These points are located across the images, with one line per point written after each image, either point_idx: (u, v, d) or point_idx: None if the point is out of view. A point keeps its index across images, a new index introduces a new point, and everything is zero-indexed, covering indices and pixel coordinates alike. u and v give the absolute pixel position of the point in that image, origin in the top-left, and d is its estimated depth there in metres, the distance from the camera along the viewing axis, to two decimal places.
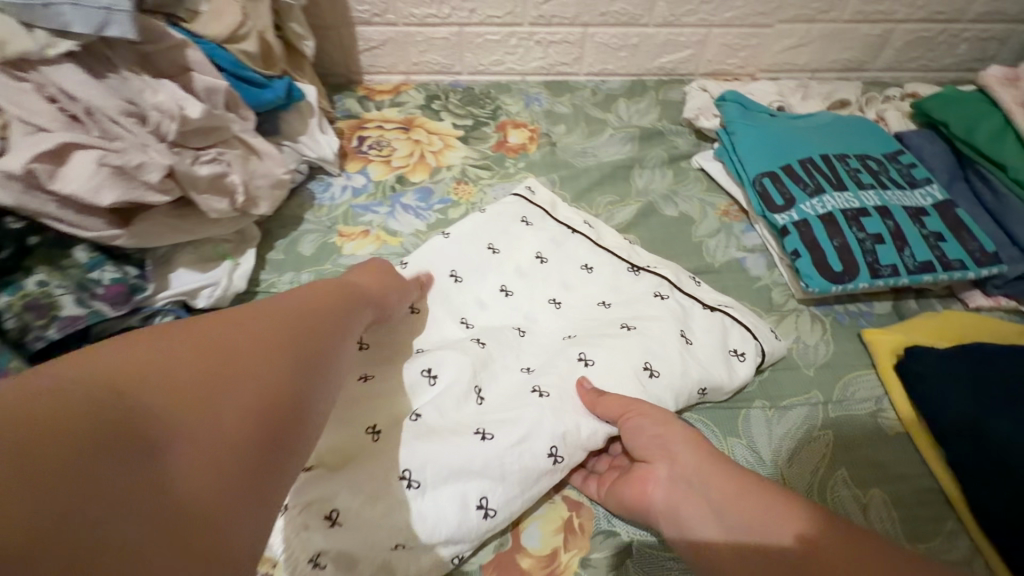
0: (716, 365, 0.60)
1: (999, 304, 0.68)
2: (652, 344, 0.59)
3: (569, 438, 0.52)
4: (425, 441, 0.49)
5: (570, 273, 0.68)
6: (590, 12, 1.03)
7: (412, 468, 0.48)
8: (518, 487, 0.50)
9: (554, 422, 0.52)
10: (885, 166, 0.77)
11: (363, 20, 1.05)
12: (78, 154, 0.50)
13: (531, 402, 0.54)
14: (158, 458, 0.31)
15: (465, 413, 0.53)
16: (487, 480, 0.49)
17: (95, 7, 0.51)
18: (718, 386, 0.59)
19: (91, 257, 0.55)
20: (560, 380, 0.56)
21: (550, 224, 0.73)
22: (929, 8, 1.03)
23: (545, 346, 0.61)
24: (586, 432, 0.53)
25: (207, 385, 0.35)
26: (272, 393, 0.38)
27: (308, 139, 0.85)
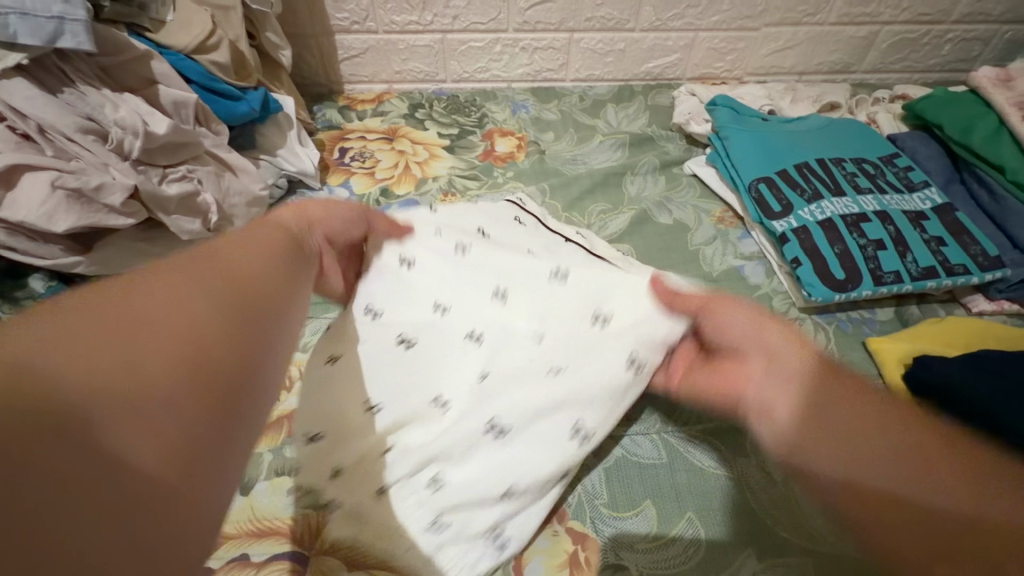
0: None
1: (1002, 308, 0.66)
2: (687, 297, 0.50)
3: (648, 342, 0.47)
4: (492, 384, 0.46)
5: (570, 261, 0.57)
6: (575, 17, 1.01)
7: (496, 416, 0.45)
8: (609, 402, 0.46)
9: (628, 336, 0.47)
10: (881, 169, 0.75)
11: (342, 28, 1.01)
12: (29, 177, 0.46)
13: (594, 334, 0.48)
14: (115, 429, 0.24)
15: (526, 351, 0.48)
16: (576, 405, 0.46)
17: (45, 17, 0.47)
18: None
19: (48, 287, 0.52)
20: (622, 301, 0.49)
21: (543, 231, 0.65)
22: (913, 10, 1.03)
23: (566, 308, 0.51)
24: (664, 331, 0.47)
25: (161, 339, 0.28)
26: (225, 329, 0.31)
27: (287, 152, 0.81)
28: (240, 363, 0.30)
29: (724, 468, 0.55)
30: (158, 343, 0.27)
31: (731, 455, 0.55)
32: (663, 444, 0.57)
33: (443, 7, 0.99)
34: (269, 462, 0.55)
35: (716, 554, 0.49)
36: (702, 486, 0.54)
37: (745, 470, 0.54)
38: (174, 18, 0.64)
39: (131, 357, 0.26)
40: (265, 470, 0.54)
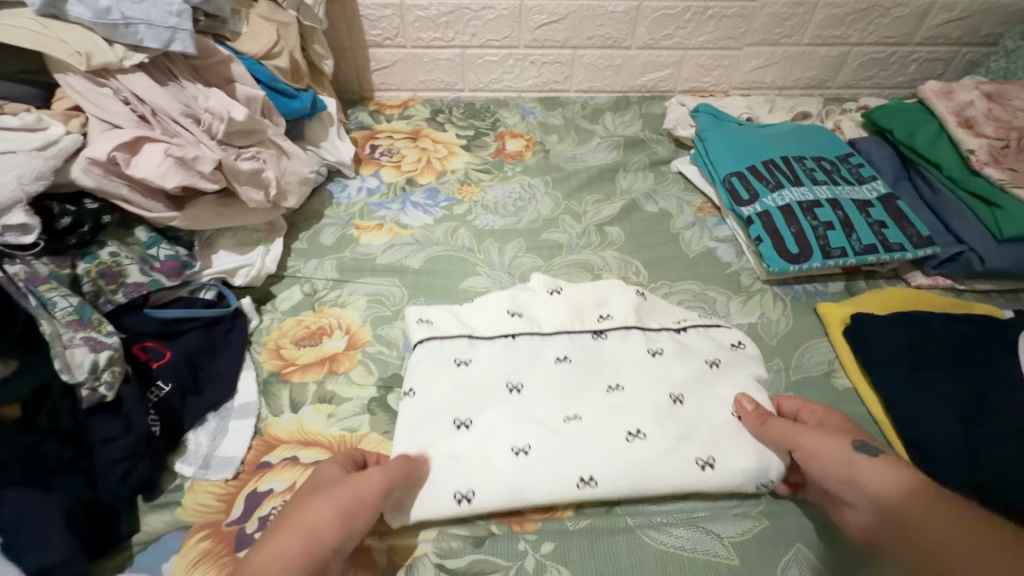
0: (706, 399, 0.61)
1: (937, 283, 0.78)
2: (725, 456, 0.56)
3: (700, 445, 0.57)
4: (612, 463, 0.55)
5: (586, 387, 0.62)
6: (578, 36, 1.16)
7: (596, 471, 0.55)
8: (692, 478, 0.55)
9: (686, 454, 0.56)
10: (837, 166, 0.87)
11: (375, 43, 1.17)
12: (148, 146, 0.60)
13: (684, 463, 0.56)
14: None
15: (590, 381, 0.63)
16: (660, 413, 0.59)
17: (164, 27, 0.61)
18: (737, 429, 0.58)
19: (150, 236, 0.65)
20: (671, 451, 0.56)
21: (534, 301, 0.70)
22: (880, 33, 1.16)
23: (608, 404, 0.60)
24: (730, 472, 0.55)
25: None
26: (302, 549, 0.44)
27: (329, 144, 0.95)
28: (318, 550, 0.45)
29: None
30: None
31: None
32: None
33: (465, 25, 1.14)
34: (313, 392, 0.65)
35: None
36: None
37: None
38: (247, 31, 0.79)
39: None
40: (310, 396, 0.65)
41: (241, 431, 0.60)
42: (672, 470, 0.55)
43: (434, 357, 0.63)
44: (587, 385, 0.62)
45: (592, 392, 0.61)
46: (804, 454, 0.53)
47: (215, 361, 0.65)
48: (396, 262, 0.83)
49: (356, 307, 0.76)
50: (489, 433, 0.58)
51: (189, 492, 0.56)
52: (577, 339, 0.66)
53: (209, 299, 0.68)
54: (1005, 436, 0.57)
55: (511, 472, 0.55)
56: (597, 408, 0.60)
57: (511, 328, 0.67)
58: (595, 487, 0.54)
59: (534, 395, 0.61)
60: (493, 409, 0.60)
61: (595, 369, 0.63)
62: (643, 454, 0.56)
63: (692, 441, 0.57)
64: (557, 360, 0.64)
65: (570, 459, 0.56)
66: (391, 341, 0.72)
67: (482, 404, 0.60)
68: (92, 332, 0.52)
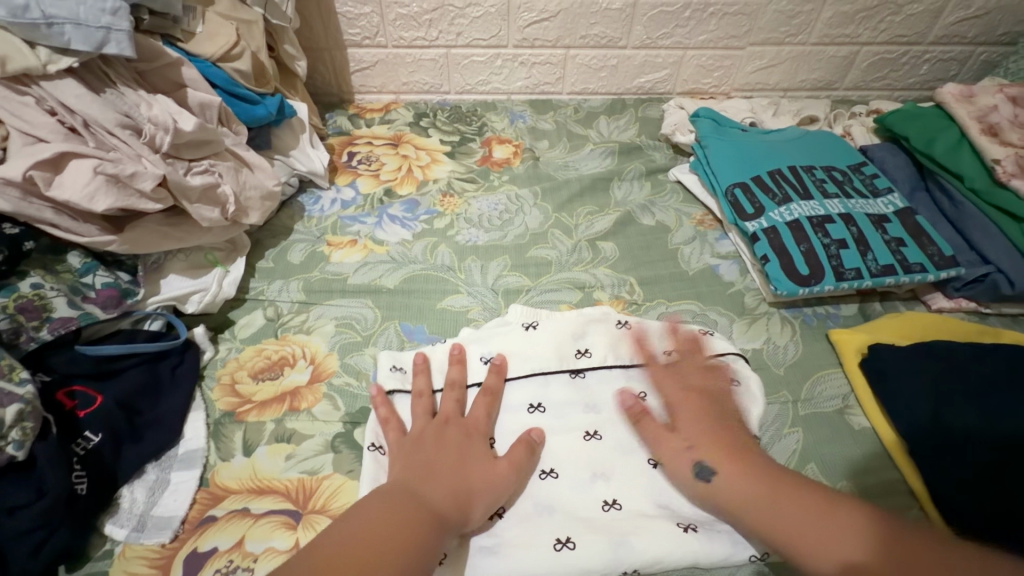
0: None
1: (959, 305, 0.71)
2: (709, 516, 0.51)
3: (682, 507, 0.52)
4: (588, 530, 0.50)
5: (567, 438, 0.56)
6: (571, 35, 1.09)
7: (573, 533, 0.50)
8: (674, 544, 0.49)
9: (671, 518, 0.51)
10: (848, 176, 0.81)
11: (355, 42, 1.10)
12: (75, 163, 0.53)
13: (670, 527, 0.50)
14: (391, 510, 0.44)
15: (570, 433, 0.57)
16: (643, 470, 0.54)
17: (95, 26, 0.54)
18: None
19: (85, 262, 0.57)
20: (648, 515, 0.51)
21: (511, 344, 0.62)
22: (891, 31, 1.09)
23: (584, 459, 0.55)
24: (724, 545, 0.49)
25: (432, 488, 0.47)
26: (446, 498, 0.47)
27: (300, 153, 0.88)
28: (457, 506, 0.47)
29: None
30: (422, 495, 0.46)
31: None
32: None
33: (450, 24, 1.07)
34: (271, 431, 0.58)
35: None
36: None
37: None
38: (203, 30, 0.71)
39: (418, 490, 0.47)
40: (266, 437, 0.58)
41: (183, 485, 0.53)
42: (655, 539, 0.49)
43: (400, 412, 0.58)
44: (567, 435, 0.57)
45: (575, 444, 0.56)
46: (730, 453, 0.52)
47: (159, 403, 0.58)
48: (367, 283, 0.76)
49: (323, 333, 0.69)
50: None
51: (119, 560, 0.48)
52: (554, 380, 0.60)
53: (154, 331, 0.61)
54: None
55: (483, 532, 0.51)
56: (574, 462, 0.55)
57: (480, 376, 0.60)
58: (571, 549, 0.49)
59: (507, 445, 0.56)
60: None
61: (575, 415, 0.58)
62: (619, 522, 0.51)
63: (676, 501, 0.52)
64: (530, 409, 0.58)
65: (546, 520, 0.51)
66: (359, 372, 0.65)
67: None
68: (1, 382, 0.45)
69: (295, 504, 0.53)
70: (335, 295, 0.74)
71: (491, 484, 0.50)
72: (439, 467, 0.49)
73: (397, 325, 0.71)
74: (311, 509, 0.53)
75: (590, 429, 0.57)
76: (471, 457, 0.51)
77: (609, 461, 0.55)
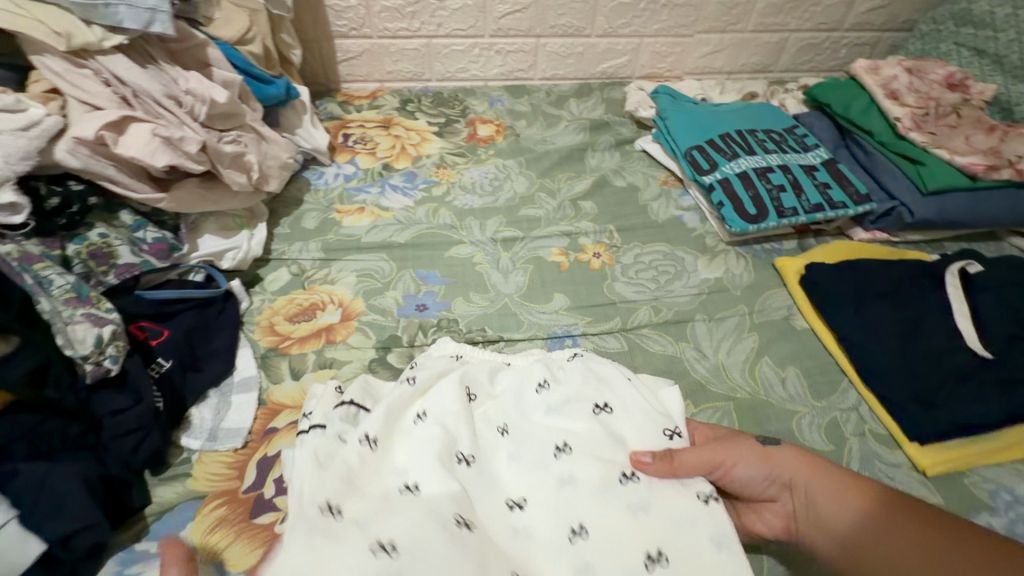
0: (537, 418, 0.57)
1: (875, 237, 0.86)
2: (574, 470, 0.52)
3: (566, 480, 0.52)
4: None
5: (496, 492, 0.52)
6: (541, 25, 1.21)
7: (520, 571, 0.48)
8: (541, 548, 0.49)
9: (552, 510, 0.51)
10: (784, 137, 0.95)
11: (342, 34, 1.18)
12: (135, 126, 0.61)
13: (512, 519, 0.51)
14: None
15: (465, 478, 0.52)
16: (535, 464, 0.54)
17: (143, 8, 0.61)
18: (580, 439, 0.55)
19: (135, 220, 0.65)
20: (545, 497, 0.52)
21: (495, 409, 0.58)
22: (814, 20, 1.27)
23: (483, 490, 0.52)
24: (576, 504, 0.51)
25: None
26: None
27: (304, 132, 0.96)
28: None
29: (670, 349, 0.70)
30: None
31: (675, 342, 0.71)
32: (625, 338, 0.72)
33: (432, 15, 1.17)
34: (313, 359, 0.67)
35: None
36: (655, 363, 0.69)
37: (685, 352, 0.70)
38: (219, 16, 0.79)
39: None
40: (311, 364, 0.66)
41: (244, 404, 0.61)
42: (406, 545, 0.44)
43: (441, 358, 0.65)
44: (531, 469, 0.53)
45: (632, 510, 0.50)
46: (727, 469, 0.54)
47: (210, 340, 0.65)
48: (381, 240, 0.85)
49: (346, 283, 0.78)
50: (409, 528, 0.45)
51: (198, 464, 0.56)
52: (611, 490, 0.51)
53: (199, 282, 0.69)
54: (939, 353, 0.64)
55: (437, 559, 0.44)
56: (488, 521, 0.51)
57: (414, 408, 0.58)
58: (392, 558, 0.43)
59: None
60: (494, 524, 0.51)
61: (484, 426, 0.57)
62: (525, 516, 0.51)
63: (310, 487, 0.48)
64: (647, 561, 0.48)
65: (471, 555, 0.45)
66: (383, 309, 0.74)
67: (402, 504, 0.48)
68: (92, 309, 0.53)
69: None
70: (354, 252, 0.82)
71: None
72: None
73: (412, 273, 0.80)
74: None
75: (653, 551, 0.48)
76: None
77: (477, 480, 0.53)
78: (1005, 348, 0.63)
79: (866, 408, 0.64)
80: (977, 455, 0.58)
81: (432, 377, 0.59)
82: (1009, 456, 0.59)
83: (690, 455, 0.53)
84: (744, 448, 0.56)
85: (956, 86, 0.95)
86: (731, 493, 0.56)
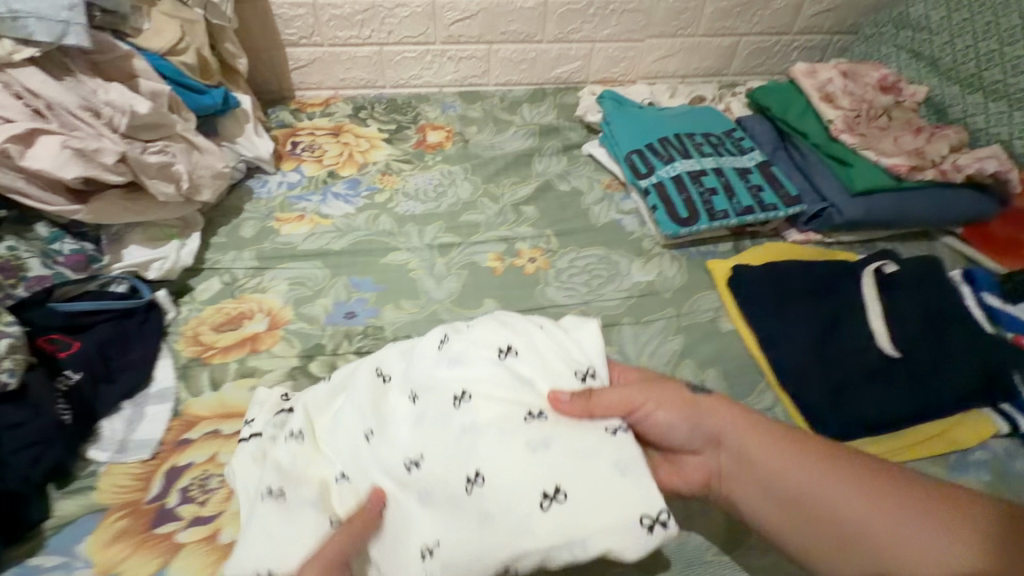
0: (441, 386, 0.55)
1: (809, 238, 0.87)
2: (469, 420, 0.51)
3: (438, 447, 0.51)
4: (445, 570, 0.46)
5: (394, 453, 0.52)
6: (491, 32, 1.22)
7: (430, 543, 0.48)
8: (445, 501, 0.48)
9: (450, 469, 0.49)
10: (722, 140, 0.96)
11: (292, 42, 1.19)
12: (44, 139, 0.61)
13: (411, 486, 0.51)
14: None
15: (383, 452, 0.53)
16: (427, 429, 0.52)
17: (56, 20, 0.62)
18: (481, 383, 0.53)
19: (51, 232, 0.65)
20: (444, 449, 0.50)
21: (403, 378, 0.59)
22: (763, 24, 1.29)
23: (392, 456, 0.52)
24: (467, 454, 0.49)
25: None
26: None
27: (245, 141, 0.97)
28: None
29: None
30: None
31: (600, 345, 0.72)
32: None
33: (382, 23, 1.18)
34: (235, 368, 0.67)
35: None
36: None
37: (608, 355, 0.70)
38: (149, 27, 0.80)
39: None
40: (232, 373, 0.66)
41: (158, 415, 0.61)
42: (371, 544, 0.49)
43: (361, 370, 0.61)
44: (439, 429, 0.52)
45: (542, 470, 0.47)
46: (653, 425, 0.55)
47: (128, 351, 0.65)
48: (317, 248, 0.85)
49: (277, 291, 0.78)
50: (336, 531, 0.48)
51: (104, 476, 0.56)
52: (516, 428, 0.49)
53: (120, 292, 0.69)
54: (851, 352, 0.65)
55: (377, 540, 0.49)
56: (395, 486, 0.52)
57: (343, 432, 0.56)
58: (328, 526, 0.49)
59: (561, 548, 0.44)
60: (404, 489, 0.51)
61: (393, 399, 0.57)
62: (422, 474, 0.50)
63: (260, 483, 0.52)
64: (543, 498, 0.46)
65: (399, 526, 0.50)
66: (311, 317, 0.74)
67: (353, 487, 0.52)
68: None
69: None
70: (288, 260, 0.82)
71: None
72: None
73: (345, 280, 0.80)
74: None
75: (549, 489, 0.46)
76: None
77: (394, 447, 0.53)
78: (913, 346, 0.64)
79: (779, 407, 0.65)
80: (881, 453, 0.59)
81: (343, 377, 0.61)
82: (915, 453, 0.60)
83: (604, 398, 0.52)
84: (666, 395, 0.56)
85: (889, 89, 0.97)
86: (651, 441, 0.58)
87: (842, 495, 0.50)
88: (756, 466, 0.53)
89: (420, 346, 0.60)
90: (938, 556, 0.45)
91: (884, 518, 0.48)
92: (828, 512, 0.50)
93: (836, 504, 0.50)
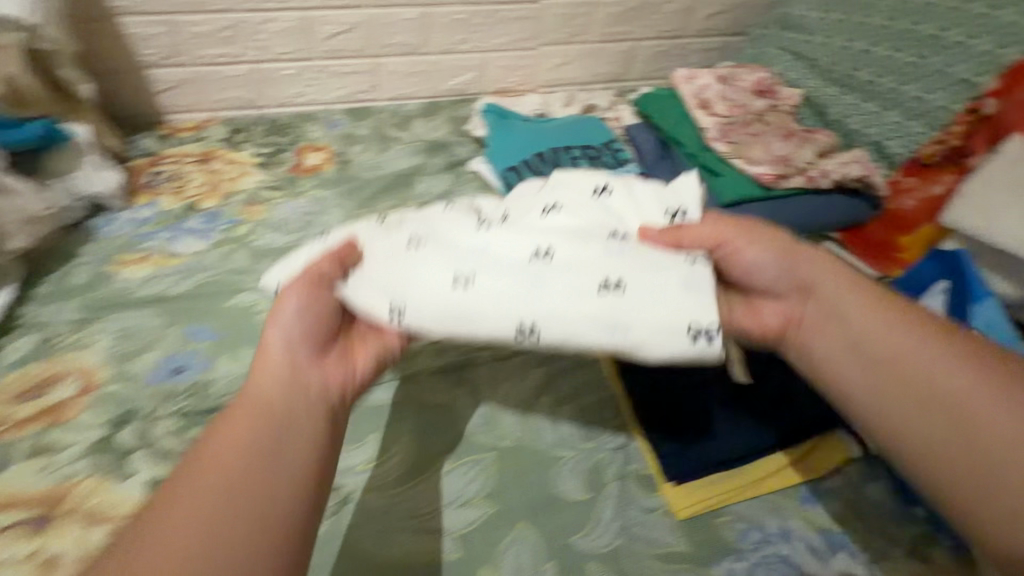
0: (455, 225, 0.52)
1: None
2: (535, 237, 0.50)
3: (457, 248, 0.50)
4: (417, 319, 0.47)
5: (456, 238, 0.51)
6: (374, 45, 1.16)
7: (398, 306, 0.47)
8: (512, 277, 0.48)
9: (466, 264, 0.48)
10: (600, 151, 0.93)
11: (153, 63, 1.10)
12: None
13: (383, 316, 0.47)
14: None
15: (425, 250, 0.50)
16: (489, 236, 0.51)
17: None
18: (574, 196, 0.55)
19: None
20: (496, 238, 0.50)
21: (437, 222, 0.53)
22: (657, 28, 1.26)
23: (445, 250, 0.50)
24: (433, 270, 0.48)
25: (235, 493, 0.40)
26: (218, 547, 0.37)
27: (81, 176, 0.88)
28: (284, 536, 0.40)
29: (442, 399, 0.64)
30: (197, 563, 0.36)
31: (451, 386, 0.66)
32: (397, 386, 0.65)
33: (252, 39, 1.11)
34: (29, 444, 0.60)
35: (416, 466, 0.58)
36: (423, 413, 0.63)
37: (459, 397, 0.65)
38: None
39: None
40: (24, 451, 0.60)
41: None
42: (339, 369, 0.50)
43: (370, 229, 0.54)
44: (463, 233, 0.52)
45: (600, 314, 0.46)
46: (729, 252, 0.54)
47: None
48: (155, 294, 0.77)
49: (99, 346, 0.70)
50: (381, 293, 0.48)
51: None
52: (611, 250, 0.49)
53: None
54: (706, 380, 0.61)
55: (434, 296, 0.47)
56: (387, 268, 0.49)
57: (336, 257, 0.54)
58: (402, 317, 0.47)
59: (584, 333, 0.46)
60: (405, 262, 0.49)
61: (398, 236, 0.52)
62: (385, 278, 0.49)
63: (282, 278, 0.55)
64: (600, 288, 0.46)
65: (422, 285, 0.48)
66: (134, 375, 0.67)
67: (392, 264, 0.50)
68: None
69: (41, 511, 0.55)
70: (118, 309, 0.74)
71: (285, 474, 0.42)
72: (171, 502, 0.39)
73: (181, 329, 0.72)
74: (59, 512, 0.55)
75: (610, 279, 0.47)
76: (275, 445, 0.43)
77: (434, 247, 0.50)
78: (765, 370, 0.61)
79: (636, 444, 0.60)
80: (733, 490, 0.56)
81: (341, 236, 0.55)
82: (770, 487, 0.56)
83: (699, 230, 0.52)
84: (759, 233, 0.54)
85: (765, 92, 0.95)
86: (739, 284, 0.56)
87: (940, 362, 0.46)
88: (847, 318, 0.51)
89: (519, 188, 0.60)
90: (993, 407, 0.43)
91: (985, 391, 0.44)
92: (924, 380, 0.46)
93: (905, 347, 0.48)
